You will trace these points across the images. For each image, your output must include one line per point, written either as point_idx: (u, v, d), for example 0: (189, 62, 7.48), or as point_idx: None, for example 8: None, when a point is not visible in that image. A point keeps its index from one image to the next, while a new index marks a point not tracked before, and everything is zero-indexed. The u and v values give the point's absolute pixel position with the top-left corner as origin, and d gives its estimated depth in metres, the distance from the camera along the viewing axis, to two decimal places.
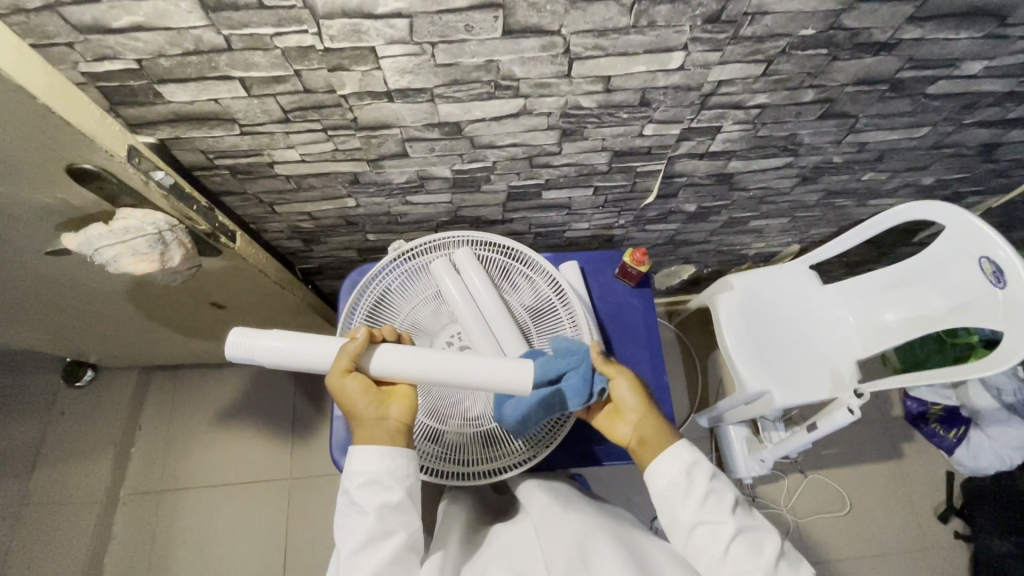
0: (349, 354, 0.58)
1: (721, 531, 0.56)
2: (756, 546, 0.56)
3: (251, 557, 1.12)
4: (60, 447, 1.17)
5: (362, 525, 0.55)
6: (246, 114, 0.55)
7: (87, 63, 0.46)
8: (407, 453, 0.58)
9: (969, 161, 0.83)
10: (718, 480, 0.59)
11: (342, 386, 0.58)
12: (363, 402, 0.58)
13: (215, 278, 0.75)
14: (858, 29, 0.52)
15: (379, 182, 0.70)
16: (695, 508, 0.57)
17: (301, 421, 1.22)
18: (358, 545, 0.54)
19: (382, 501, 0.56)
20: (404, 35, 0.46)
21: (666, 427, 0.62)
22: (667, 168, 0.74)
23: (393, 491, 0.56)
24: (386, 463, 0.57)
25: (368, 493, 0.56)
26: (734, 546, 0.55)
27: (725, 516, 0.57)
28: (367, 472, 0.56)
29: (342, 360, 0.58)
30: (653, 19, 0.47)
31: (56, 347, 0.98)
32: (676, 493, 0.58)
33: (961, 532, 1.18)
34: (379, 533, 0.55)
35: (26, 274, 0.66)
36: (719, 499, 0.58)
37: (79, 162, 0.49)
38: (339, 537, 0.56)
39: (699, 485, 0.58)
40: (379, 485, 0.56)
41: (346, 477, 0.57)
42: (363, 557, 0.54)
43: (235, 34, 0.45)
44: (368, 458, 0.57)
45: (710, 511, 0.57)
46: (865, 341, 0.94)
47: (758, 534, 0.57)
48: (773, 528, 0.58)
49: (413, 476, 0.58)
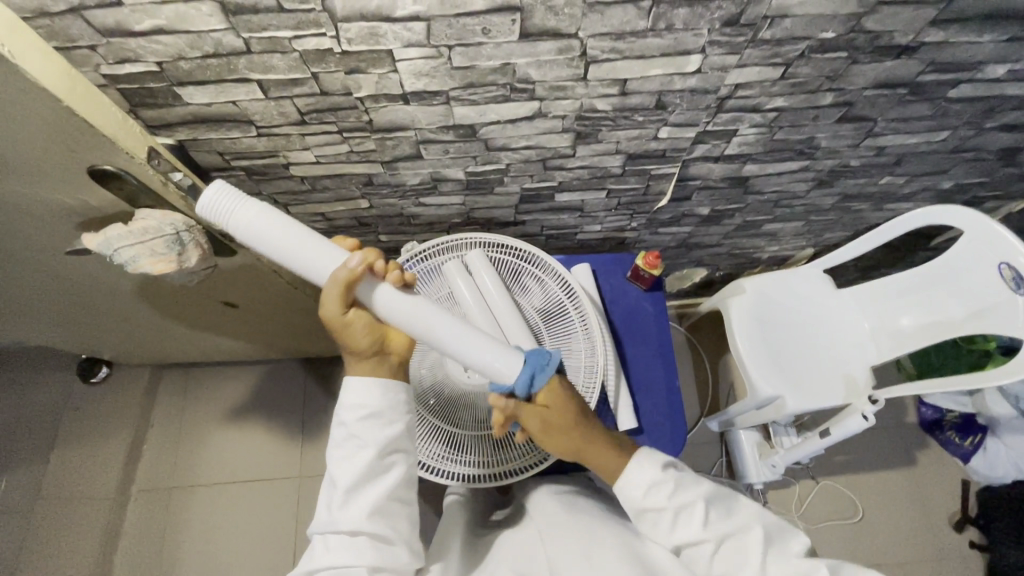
0: (341, 285, 0.52)
1: (701, 550, 0.54)
2: (740, 555, 0.53)
3: (261, 555, 1.13)
4: (76, 441, 1.19)
5: (360, 457, 0.55)
6: (263, 116, 0.55)
7: (109, 65, 0.47)
8: (406, 387, 0.59)
9: (989, 165, 0.82)
10: (683, 492, 0.56)
11: (342, 318, 0.54)
12: (366, 338, 0.55)
13: (229, 278, 0.76)
14: (879, 32, 0.52)
15: (392, 183, 0.70)
16: (669, 531, 0.55)
17: (312, 419, 1.23)
18: (356, 480, 0.54)
19: (383, 436, 0.56)
20: (422, 38, 0.46)
21: (617, 448, 0.59)
22: (681, 171, 0.74)
23: (394, 426, 0.57)
24: (386, 396, 0.57)
25: (369, 426, 0.56)
26: (716, 560, 0.54)
27: (699, 533, 0.54)
28: (368, 406, 0.56)
29: (338, 294, 0.52)
30: (671, 22, 0.47)
31: (72, 345, 0.99)
32: (648, 520, 0.56)
33: (976, 542, 1.16)
34: (379, 468, 0.55)
35: (45, 272, 0.67)
36: (689, 514, 0.55)
37: (98, 164, 0.49)
38: (334, 470, 0.56)
39: (664, 509, 0.55)
40: (379, 419, 0.56)
41: (343, 409, 0.56)
42: (361, 493, 0.55)
43: (254, 37, 0.45)
44: (365, 389, 0.56)
45: (684, 534, 0.55)
46: (879, 347, 0.93)
47: (738, 536, 0.54)
48: (755, 518, 0.55)
49: (409, 409, 0.59)
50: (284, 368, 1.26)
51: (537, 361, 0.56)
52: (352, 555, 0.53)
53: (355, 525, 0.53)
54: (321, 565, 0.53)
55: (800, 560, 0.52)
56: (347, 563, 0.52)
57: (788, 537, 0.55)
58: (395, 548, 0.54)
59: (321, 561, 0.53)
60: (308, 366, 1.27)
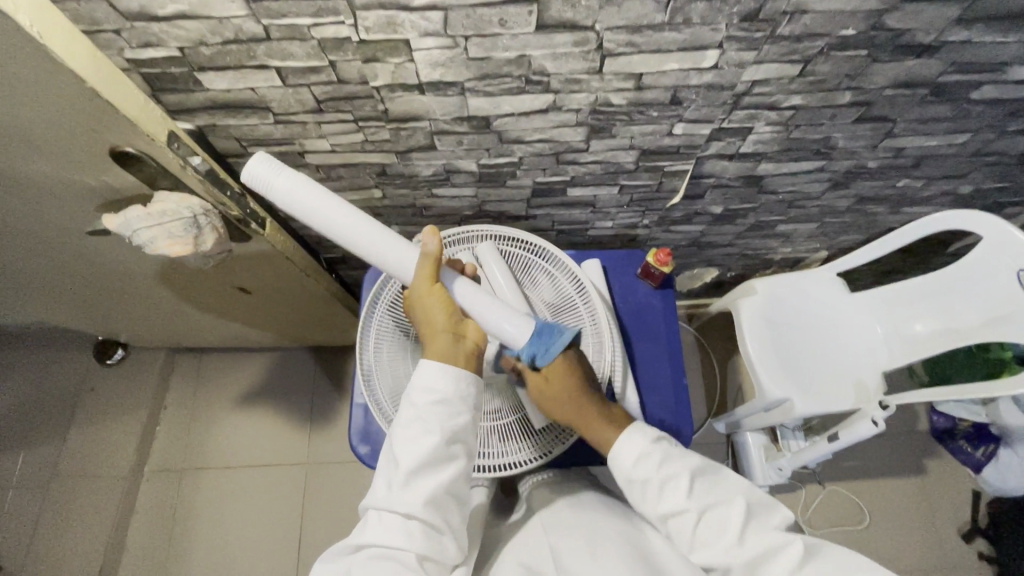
0: (432, 261, 0.56)
1: (685, 521, 0.54)
2: (724, 524, 0.53)
3: (267, 540, 1.14)
4: (92, 420, 1.21)
5: (426, 442, 0.53)
6: (281, 104, 0.56)
7: (132, 49, 0.48)
8: (475, 377, 0.56)
9: (1010, 170, 0.80)
10: (671, 464, 0.56)
11: (426, 293, 0.56)
12: (447, 315, 0.55)
13: (244, 264, 0.77)
14: (901, 30, 0.51)
15: (405, 174, 0.70)
16: (654, 501, 0.56)
17: (321, 407, 1.24)
18: (419, 465, 0.53)
19: (452, 426, 0.54)
20: (438, 28, 0.46)
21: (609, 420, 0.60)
22: (695, 169, 0.73)
23: (461, 415, 0.55)
24: (457, 385, 0.55)
25: (438, 413, 0.54)
26: (700, 530, 0.54)
27: (684, 503, 0.54)
28: (439, 391, 0.54)
29: (427, 267, 0.55)
30: (688, 16, 0.47)
31: (89, 325, 1.01)
32: (635, 490, 0.57)
33: (985, 553, 1.14)
34: (441, 458, 0.54)
35: (66, 252, 0.68)
36: (676, 485, 0.55)
37: (120, 145, 0.50)
38: (396, 449, 0.54)
39: (652, 479, 0.56)
40: (449, 408, 0.54)
41: (415, 390, 0.55)
42: (421, 478, 0.53)
43: (274, 24, 0.46)
44: (439, 374, 0.54)
45: (669, 503, 0.55)
46: (892, 353, 0.92)
47: (722, 507, 0.54)
48: (739, 490, 0.55)
49: (477, 403, 0.57)
50: (294, 355, 1.28)
51: (547, 340, 0.57)
52: (404, 539, 0.52)
53: (411, 508, 0.52)
54: (372, 541, 0.53)
55: (777, 533, 0.52)
56: (399, 546, 0.52)
57: (770, 512, 0.54)
58: (443, 538, 0.54)
59: (371, 537, 0.53)
60: (318, 355, 1.28)
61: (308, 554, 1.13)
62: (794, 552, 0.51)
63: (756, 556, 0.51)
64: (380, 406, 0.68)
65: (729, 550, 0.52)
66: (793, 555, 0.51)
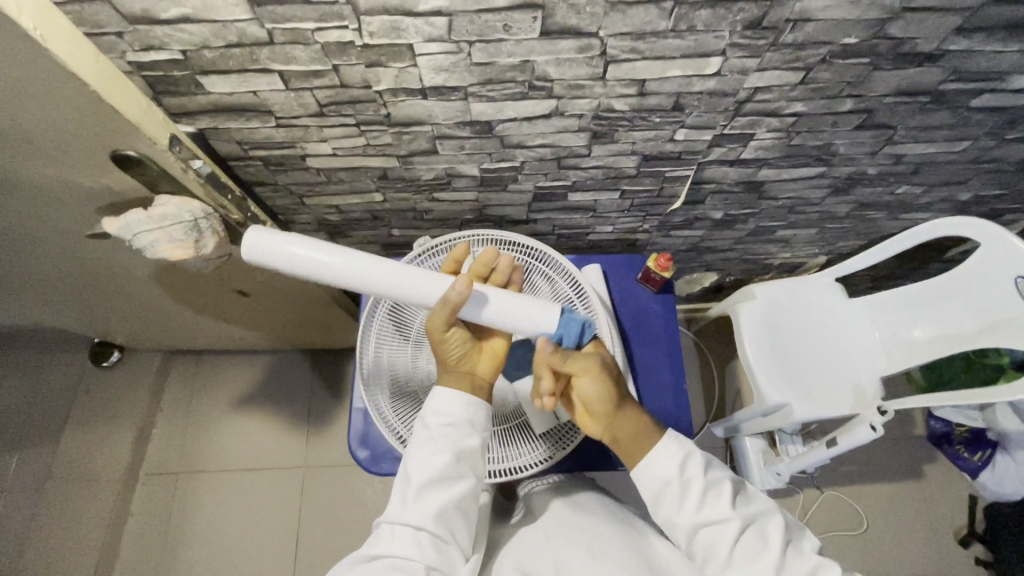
0: (450, 308, 0.53)
1: (723, 531, 0.53)
2: (762, 539, 0.53)
3: (263, 544, 1.14)
4: (86, 422, 1.20)
5: (438, 458, 0.55)
6: (283, 107, 0.56)
7: (134, 52, 0.48)
8: (485, 407, 0.59)
9: (1009, 177, 0.81)
10: (713, 471, 0.57)
11: (438, 335, 0.56)
12: (456, 352, 0.58)
13: (244, 267, 0.76)
14: (903, 39, 0.51)
15: (407, 178, 0.70)
16: (693, 509, 0.54)
17: (319, 410, 1.24)
18: (430, 480, 0.55)
19: (462, 445, 0.56)
20: (443, 33, 0.46)
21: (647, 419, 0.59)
22: (696, 174, 0.73)
23: (472, 437, 0.57)
24: (469, 411, 0.58)
25: (450, 433, 0.56)
26: (738, 543, 0.53)
27: (727, 511, 0.54)
28: (452, 414, 0.57)
29: (442, 313, 0.54)
30: (692, 23, 0.47)
31: (86, 327, 1.00)
32: (672, 496, 0.56)
33: (982, 558, 1.15)
34: (451, 474, 0.55)
35: (64, 255, 0.68)
36: (717, 494, 0.55)
37: (122, 149, 0.50)
38: (409, 466, 0.56)
39: (694, 483, 0.55)
40: (459, 429, 0.57)
41: (428, 412, 0.58)
42: (431, 492, 0.55)
43: (277, 28, 0.46)
44: (452, 400, 0.57)
45: (711, 510, 0.54)
46: (891, 358, 0.92)
47: (760, 522, 0.54)
48: (774, 508, 0.56)
49: (487, 430, 0.59)
50: (292, 358, 1.27)
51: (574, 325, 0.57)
52: (414, 550, 0.52)
53: (421, 520, 0.53)
54: (384, 552, 0.52)
55: (813, 555, 0.53)
56: (408, 557, 0.51)
57: (800, 536, 0.56)
58: (451, 552, 0.54)
59: (382, 549, 0.53)
60: (316, 357, 1.27)
61: (306, 558, 1.13)
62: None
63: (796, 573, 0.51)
64: (380, 410, 0.68)
65: (770, 565, 0.51)
66: None
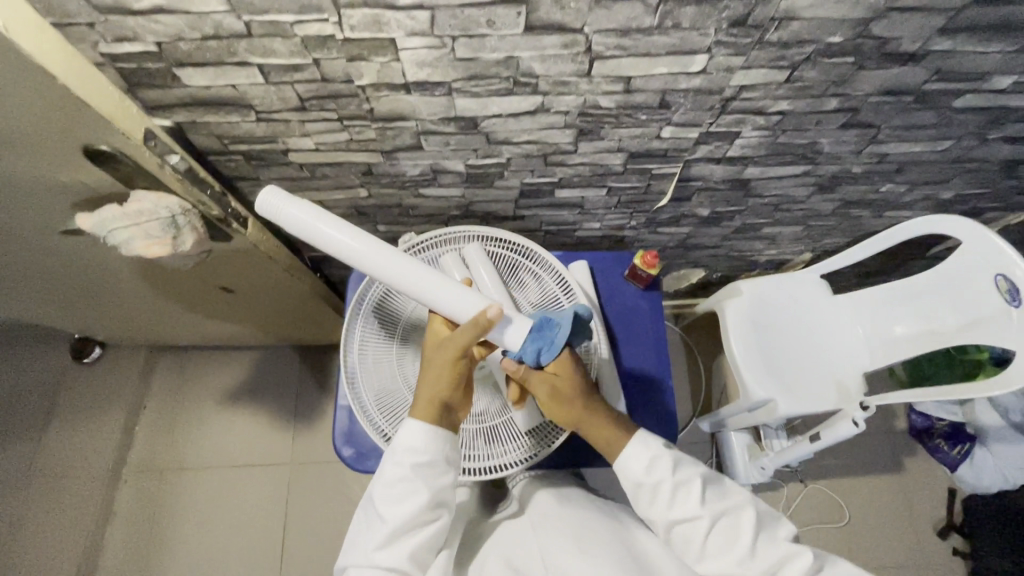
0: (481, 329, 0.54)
1: (696, 527, 0.55)
2: (733, 534, 0.54)
3: (248, 541, 1.13)
4: (68, 419, 1.18)
5: (411, 501, 0.55)
6: (263, 101, 0.55)
7: (107, 43, 0.46)
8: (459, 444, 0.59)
9: (991, 176, 0.81)
10: (683, 470, 0.57)
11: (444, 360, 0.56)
12: (451, 386, 0.57)
13: (225, 263, 0.75)
14: (888, 38, 0.51)
15: (392, 173, 0.69)
16: (664, 509, 0.56)
17: (305, 405, 1.23)
18: (404, 522, 0.54)
19: (436, 484, 0.56)
20: (425, 28, 0.46)
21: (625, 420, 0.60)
22: (683, 171, 0.73)
23: (444, 475, 0.57)
24: (444, 448, 0.58)
25: (423, 473, 0.56)
26: (709, 537, 0.54)
27: (696, 510, 0.55)
28: (424, 454, 0.56)
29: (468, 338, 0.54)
30: (678, 20, 0.47)
31: (64, 324, 0.99)
32: (644, 496, 0.57)
33: (960, 550, 1.17)
34: (426, 515, 0.55)
35: (40, 250, 0.66)
36: (686, 492, 0.56)
37: (94, 143, 0.48)
38: (381, 507, 0.55)
39: (664, 483, 0.56)
40: (434, 468, 0.57)
41: (400, 450, 0.57)
42: (405, 534, 0.55)
43: (255, 20, 0.45)
44: (424, 436, 0.57)
45: (680, 510, 0.55)
46: (873, 355, 0.93)
47: (732, 516, 0.55)
48: (748, 500, 0.56)
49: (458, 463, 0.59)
50: (278, 353, 1.26)
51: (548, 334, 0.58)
52: None
53: (394, 563, 0.53)
54: None
55: (785, 542, 0.54)
56: None
57: (777, 522, 0.56)
58: None
59: None
60: (301, 352, 1.26)
61: (292, 554, 1.12)
62: (804, 560, 0.53)
63: (764, 564, 0.53)
64: (365, 409, 0.67)
65: (738, 559, 0.53)
66: (800, 565, 0.52)
